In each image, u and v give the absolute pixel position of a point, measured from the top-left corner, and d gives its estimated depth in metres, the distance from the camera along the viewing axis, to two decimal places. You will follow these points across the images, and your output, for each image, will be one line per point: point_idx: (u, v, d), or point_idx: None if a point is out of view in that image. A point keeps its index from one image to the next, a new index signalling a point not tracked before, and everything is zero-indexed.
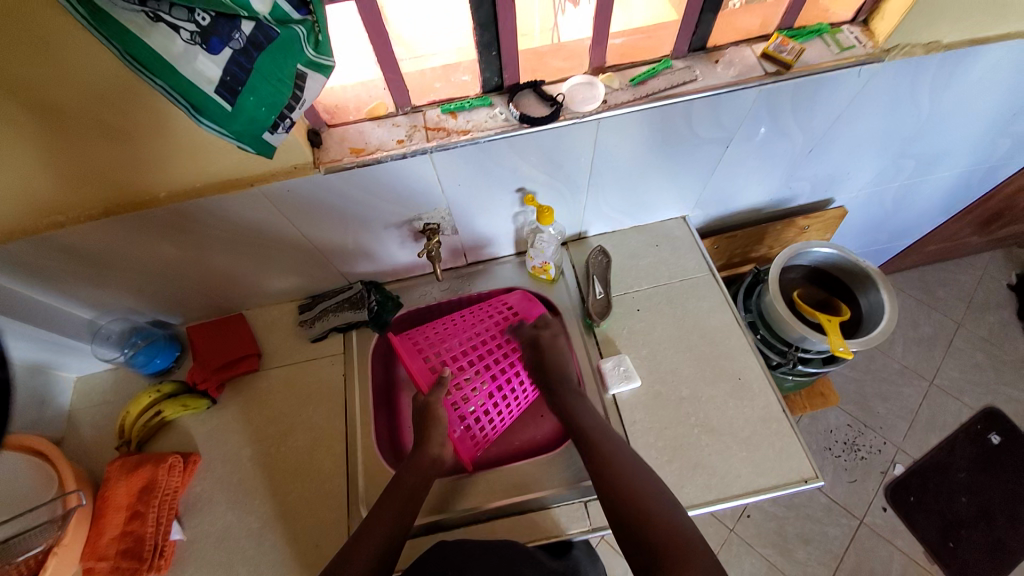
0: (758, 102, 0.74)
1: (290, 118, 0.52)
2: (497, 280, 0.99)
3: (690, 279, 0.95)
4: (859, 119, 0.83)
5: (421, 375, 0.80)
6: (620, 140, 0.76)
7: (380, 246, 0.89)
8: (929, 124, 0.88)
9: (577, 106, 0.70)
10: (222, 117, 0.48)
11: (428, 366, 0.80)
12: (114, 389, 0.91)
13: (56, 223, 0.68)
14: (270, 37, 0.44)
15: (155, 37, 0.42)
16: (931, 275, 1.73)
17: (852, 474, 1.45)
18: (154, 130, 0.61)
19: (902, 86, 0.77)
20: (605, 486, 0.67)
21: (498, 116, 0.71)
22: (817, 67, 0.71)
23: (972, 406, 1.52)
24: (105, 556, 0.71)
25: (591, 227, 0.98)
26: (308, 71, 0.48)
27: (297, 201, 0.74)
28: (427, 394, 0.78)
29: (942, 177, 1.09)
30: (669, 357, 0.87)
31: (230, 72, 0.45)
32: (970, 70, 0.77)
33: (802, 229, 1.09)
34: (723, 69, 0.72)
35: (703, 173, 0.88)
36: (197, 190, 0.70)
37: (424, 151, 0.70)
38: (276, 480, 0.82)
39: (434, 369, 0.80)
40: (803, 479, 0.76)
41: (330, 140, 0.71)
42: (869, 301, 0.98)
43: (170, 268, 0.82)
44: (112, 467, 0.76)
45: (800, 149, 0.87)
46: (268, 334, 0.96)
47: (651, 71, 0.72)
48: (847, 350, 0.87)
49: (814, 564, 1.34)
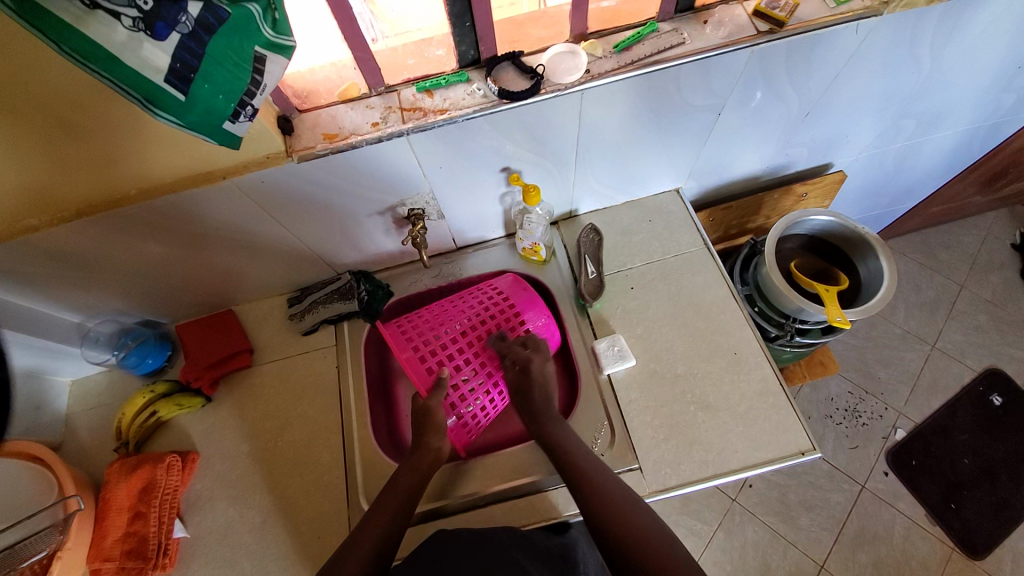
0: (750, 65, 0.70)
1: (252, 106, 0.49)
2: (486, 264, 0.97)
3: (685, 255, 0.92)
4: (857, 78, 0.79)
5: (420, 379, 0.77)
6: (606, 111, 0.72)
7: (365, 235, 0.87)
8: (930, 81, 0.84)
9: (558, 77, 0.67)
10: (176, 107, 0.45)
11: (426, 369, 0.78)
12: (108, 391, 0.91)
13: (27, 227, 0.66)
14: (220, 18, 0.41)
15: (94, 27, 0.38)
16: (933, 238, 1.70)
17: (854, 441, 1.45)
18: (119, 126, 0.58)
19: (902, 42, 0.73)
20: (590, 489, 0.65)
21: (476, 92, 0.68)
22: (813, 22, 0.67)
23: (974, 368, 1.52)
24: (110, 557, 0.72)
25: (581, 205, 0.95)
26: (268, 53, 0.46)
27: (273, 193, 0.72)
28: (426, 397, 0.76)
29: (944, 136, 1.05)
30: (666, 335, 0.86)
31: (180, 59, 0.42)
32: (972, 21, 0.73)
33: (800, 196, 1.05)
34: (712, 30, 0.68)
35: (695, 142, 0.85)
36: (169, 185, 0.67)
37: (400, 133, 0.66)
38: (275, 475, 0.82)
39: (431, 371, 0.78)
40: (802, 451, 0.75)
41: (301, 127, 0.68)
42: (869, 268, 0.95)
43: (154, 267, 0.80)
44: (113, 468, 0.77)
45: (797, 113, 0.84)
46: (259, 328, 0.95)
47: (636, 36, 0.68)
48: (845, 320, 0.85)
49: (817, 529, 1.35)
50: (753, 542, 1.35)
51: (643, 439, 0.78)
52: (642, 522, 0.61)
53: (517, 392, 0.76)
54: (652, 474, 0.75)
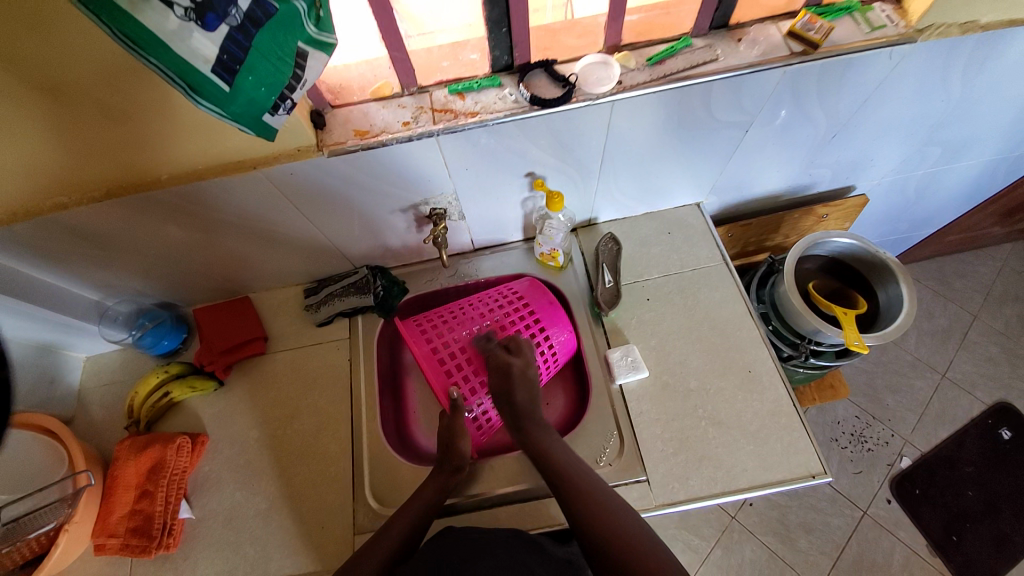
0: (782, 85, 0.70)
1: (290, 99, 0.50)
2: (504, 267, 0.97)
3: (702, 269, 0.92)
4: (887, 103, 0.78)
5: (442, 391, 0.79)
6: (634, 122, 0.73)
7: (386, 231, 0.88)
8: (960, 109, 0.83)
9: (590, 87, 0.67)
10: (220, 98, 0.45)
11: (448, 380, 0.79)
12: (122, 370, 0.92)
13: (58, 205, 0.67)
14: (268, 13, 0.42)
15: (147, 14, 0.38)
16: (949, 266, 1.68)
17: (858, 466, 1.44)
18: (156, 110, 0.59)
19: (936, 69, 0.73)
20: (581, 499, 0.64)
21: (507, 97, 0.69)
22: (846, 47, 0.67)
23: (985, 400, 1.50)
24: (115, 533, 0.73)
25: (601, 213, 0.96)
26: (310, 49, 0.47)
27: (300, 185, 0.73)
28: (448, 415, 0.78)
29: (969, 165, 1.05)
30: (679, 349, 0.86)
31: (228, 50, 0.42)
32: (1008, 51, 0.73)
33: (821, 217, 1.05)
34: (746, 48, 0.69)
35: (719, 158, 0.85)
36: (199, 171, 0.68)
37: (431, 133, 0.67)
38: (282, 463, 0.83)
39: (452, 382, 0.79)
40: (811, 474, 0.75)
41: (333, 121, 0.69)
42: (889, 294, 0.95)
43: (176, 250, 0.82)
44: (122, 447, 0.78)
45: (823, 135, 0.84)
46: (274, 317, 0.96)
47: (670, 50, 0.69)
48: (862, 345, 0.84)
49: (816, 553, 1.34)
50: (750, 562, 1.34)
51: (650, 452, 0.78)
52: (643, 553, 0.59)
53: (527, 395, 0.76)
54: (659, 487, 0.75)
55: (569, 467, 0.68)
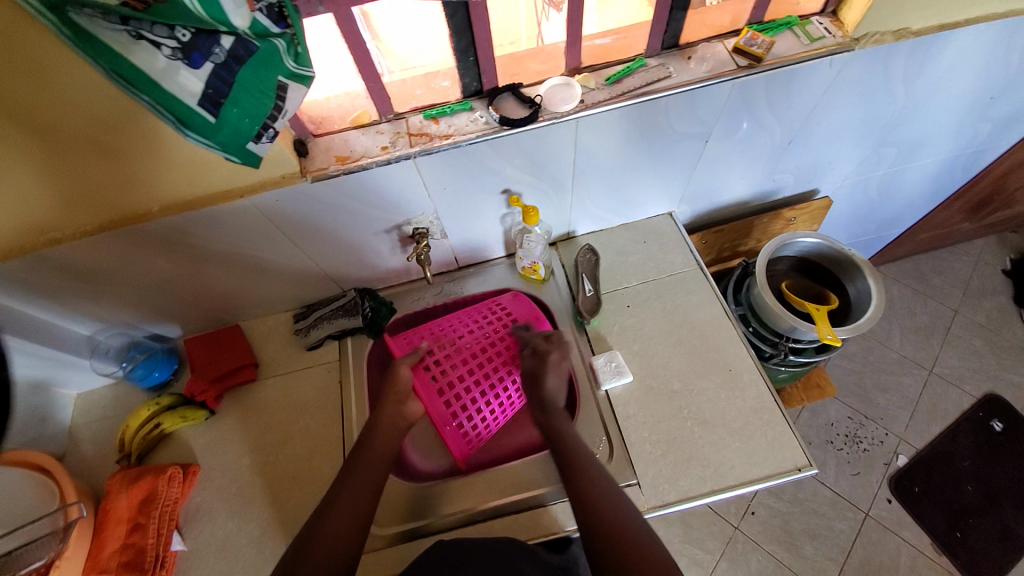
0: (733, 96, 0.75)
1: (274, 128, 0.53)
2: (488, 282, 1.00)
3: (679, 275, 0.96)
4: (835, 109, 0.84)
5: (440, 418, 0.80)
6: (601, 137, 0.77)
7: (371, 253, 0.91)
8: (906, 112, 0.89)
9: (555, 106, 0.72)
10: (207, 129, 0.50)
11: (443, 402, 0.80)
12: (112, 405, 0.92)
13: (51, 240, 0.70)
14: (249, 50, 0.46)
15: (137, 54, 0.43)
16: (926, 264, 1.73)
17: (856, 467, 1.44)
18: (145, 145, 0.62)
19: (876, 74, 0.79)
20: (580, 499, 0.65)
21: (479, 119, 0.73)
22: (788, 58, 0.73)
23: (973, 393, 1.52)
24: (106, 568, 0.70)
25: (579, 226, 1.00)
26: (290, 82, 0.50)
27: (286, 212, 0.76)
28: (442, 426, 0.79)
29: (926, 164, 1.11)
30: (661, 352, 0.88)
31: (213, 85, 0.47)
32: (941, 56, 0.79)
33: (789, 220, 1.10)
34: (696, 64, 0.74)
35: (685, 168, 0.90)
36: (187, 202, 0.72)
37: (408, 156, 0.71)
38: (274, 489, 0.83)
39: (446, 402, 0.80)
40: (798, 467, 0.76)
41: (315, 150, 0.73)
42: (857, 288, 0.99)
43: (165, 282, 0.84)
44: (113, 479, 0.77)
45: (780, 143, 0.89)
46: (264, 344, 0.98)
47: (626, 70, 0.74)
48: (836, 338, 0.87)
49: (822, 559, 1.32)
50: (757, 572, 1.32)
51: (639, 454, 0.79)
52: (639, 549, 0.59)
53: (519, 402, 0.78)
54: (650, 489, 0.76)
55: (566, 464, 0.69)
